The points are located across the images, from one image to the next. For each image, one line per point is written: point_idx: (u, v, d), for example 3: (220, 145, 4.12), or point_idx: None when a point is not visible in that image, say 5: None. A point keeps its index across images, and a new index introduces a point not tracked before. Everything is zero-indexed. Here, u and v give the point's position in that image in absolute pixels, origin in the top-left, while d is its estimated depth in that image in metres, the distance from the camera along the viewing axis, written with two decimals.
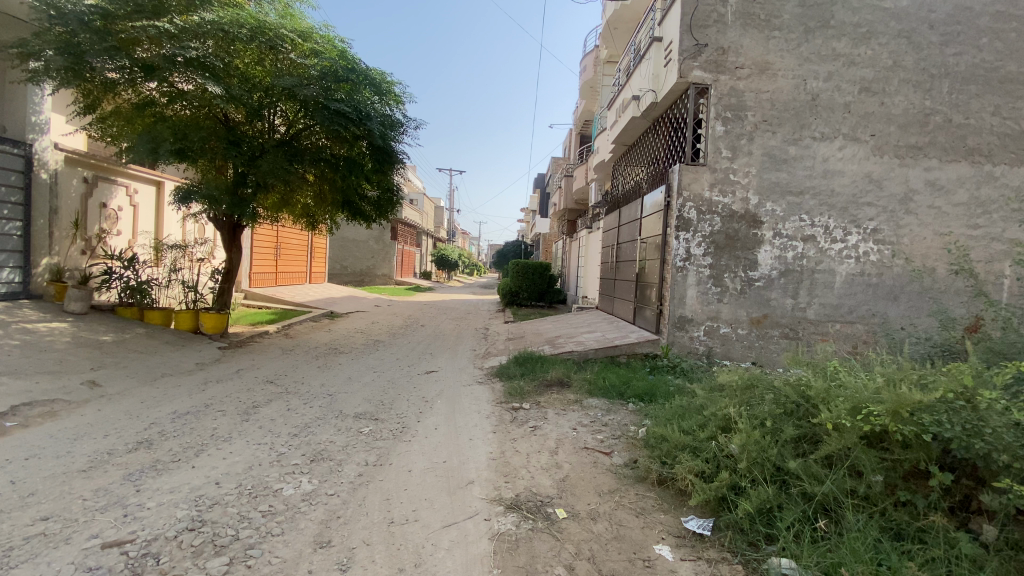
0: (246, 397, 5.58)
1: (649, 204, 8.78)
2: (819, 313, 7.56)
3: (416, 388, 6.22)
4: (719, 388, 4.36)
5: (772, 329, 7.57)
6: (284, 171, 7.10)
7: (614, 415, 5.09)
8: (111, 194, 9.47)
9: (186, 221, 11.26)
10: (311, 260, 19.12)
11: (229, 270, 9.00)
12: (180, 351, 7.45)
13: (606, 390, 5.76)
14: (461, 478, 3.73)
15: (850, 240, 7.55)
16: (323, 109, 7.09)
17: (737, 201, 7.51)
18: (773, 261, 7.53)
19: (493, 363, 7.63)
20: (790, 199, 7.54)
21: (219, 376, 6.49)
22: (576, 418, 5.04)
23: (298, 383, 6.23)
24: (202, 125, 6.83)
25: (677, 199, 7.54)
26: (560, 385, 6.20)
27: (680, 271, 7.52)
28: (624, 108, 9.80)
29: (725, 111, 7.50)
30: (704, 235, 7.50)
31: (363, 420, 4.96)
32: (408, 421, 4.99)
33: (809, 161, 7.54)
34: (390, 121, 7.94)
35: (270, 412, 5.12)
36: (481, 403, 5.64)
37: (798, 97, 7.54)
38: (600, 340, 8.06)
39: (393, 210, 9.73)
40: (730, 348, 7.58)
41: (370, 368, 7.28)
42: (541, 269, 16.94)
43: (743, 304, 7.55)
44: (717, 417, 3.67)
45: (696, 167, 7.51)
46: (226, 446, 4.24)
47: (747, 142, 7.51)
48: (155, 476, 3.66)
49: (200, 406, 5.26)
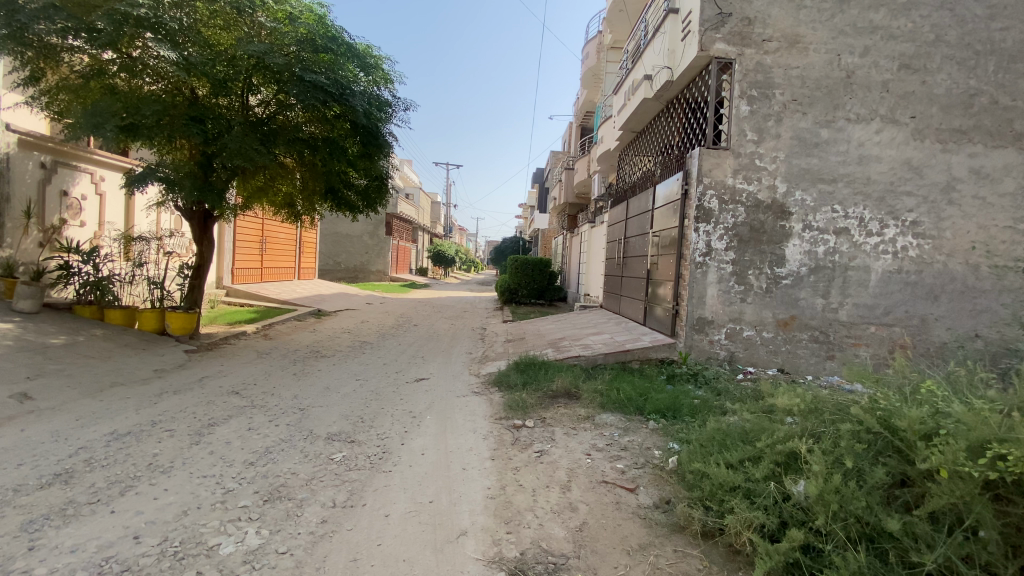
0: (202, 413, 4.77)
1: (662, 193, 8.00)
2: (852, 314, 6.82)
3: (402, 400, 5.44)
4: (767, 410, 3.61)
5: (801, 332, 6.81)
6: (254, 153, 6.26)
7: (634, 436, 4.33)
8: (73, 181, 8.64)
9: (158, 212, 10.45)
10: (300, 256, 18.31)
11: (198, 265, 8.17)
12: (139, 355, 6.63)
13: (622, 404, 4.98)
14: (451, 528, 2.95)
15: (887, 233, 6.79)
16: (298, 81, 6.28)
17: (764, 189, 6.74)
18: (801, 256, 6.77)
19: (491, 369, 6.85)
20: (822, 187, 6.76)
21: (178, 386, 5.68)
22: (588, 440, 4.27)
23: (267, 395, 5.43)
24: (160, 99, 6.00)
25: (696, 187, 6.75)
26: (568, 398, 5.42)
27: (699, 268, 6.75)
28: (634, 89, 8.97)
29: (751, 89, 6.71)
30: (727, 227, 6.73)
31: (336, 443, 4.17)
32: (391, 445, 4.20)
33: (843, 145, 6.78)
34: (376, 99, 7.15)
35: (227, 433, 4.32)
36: (476, 419, 4.85)
37: (832, 74, 6.76)
38: (609, 344, 7.27)
39: (383, 201, 8.91)
40: (755, 354, 6.81)
41: (352, 375, 6.47)
42: (541, 265, 16.15)
43: (769, 304, 6.78)
44: (775, 451, 2.94)
45: (718, 151, 6.73)
46: (163, 480, 3.45)
47: (775, 124, 6.73)
48: (59, 528, 2.88)
49: (146, 424, 4.46)
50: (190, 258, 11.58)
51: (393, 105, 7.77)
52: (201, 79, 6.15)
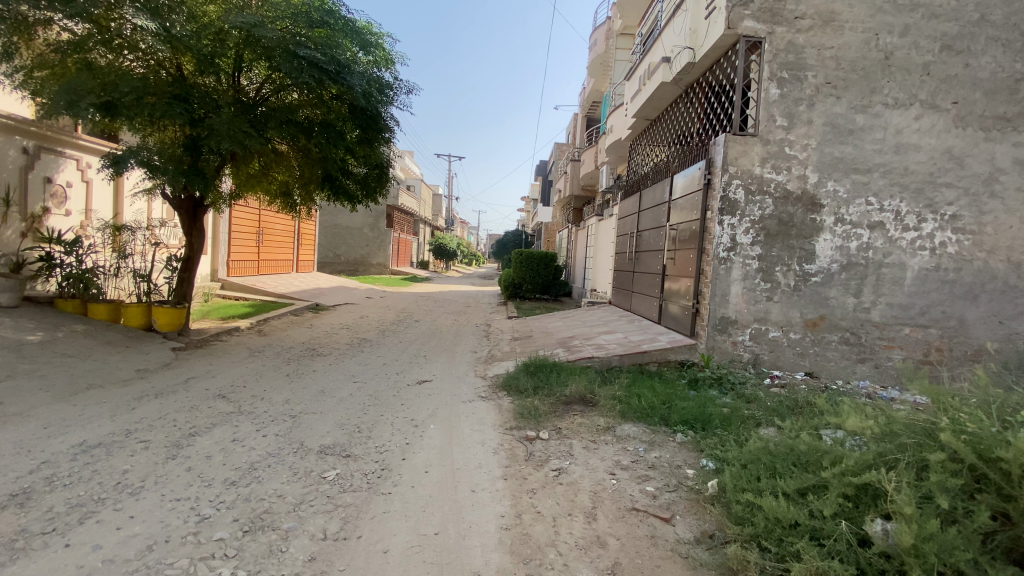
0: (183, 421, 4.33)
1: (681, 183, 7.50)
2: (885, 314, 6.35)
3: (403, 405, 5.00)
4: (821, 429, 3.16)
5: (830, 334, 6.34)
6: (243, 136, 5.80)
7: (661, 452, 3.88)
8: (57, 167, 8.15)
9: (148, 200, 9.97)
10: (298, 247, 17.84)
11: (187, 257, 7.70)
12: (121, 354, 6.18)
13: (645, 413, 4.53)
14: (461, 569, 2.51)
15: (925, 228, 6.31)
16: (291, 58, 5.81)
17: (794, 179, 6.25)
18: (833, 252, 6.29)
19: (498, 371, 6.39)
20: (856, 177, 6.27)
21: (160, 388, 5.22)
22: (611, 456, 3.82)
23: (256, 400, 4.98)
24: (140, 76, 5.54)
25: (721, 176, 6.27)
26: (583, 405, 4.96)
27: (723, 264, 6.28)
28: (650, 72, 8.43)
29: (782, 70, 6.21)
30: (753, 220, 6.25)
31: (330, 457, 3.73)
32: (390, 460, 3.75)
33: (880, 132, 6.28)
34: (375, 79, 6.68)
35: (209, 445, 3.88)
36: (485, 429, 4.41)
37: (868, 55, 6.26)
38: (624, 344, 6.81)
39: (383, 191, 8.42)
40: (781, 356, 6.34)
41: (350, 376, 6.02)
42: (546, 259, 15.68)
43: (797, 304, 6.31)
44: (844, 483, 2.52)
45: (745, 137, 6.23)
46: (131, 505, 3.01)
47: (807, 109, 6.23)
48: (2, 566, 2.43)
49: (119, 434, 4.02)
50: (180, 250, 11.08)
51: (395, 88, 7.30)
52: (186, 54, 5.68)
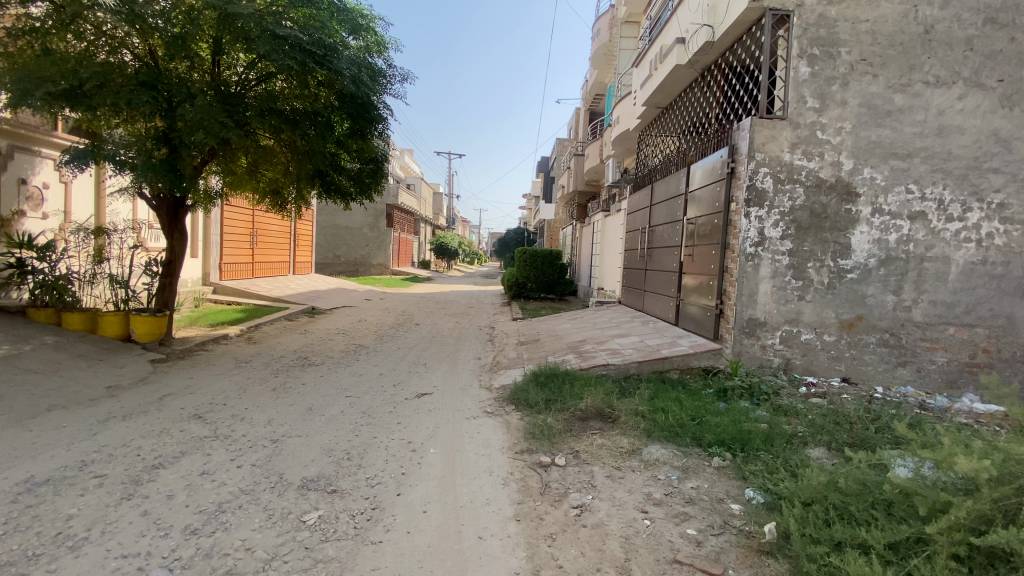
0: (148, 450, 3.80)
1: (699, 174, 6.92)
2: (927, 313, 5.78)
3: (400, 424, 4.46)
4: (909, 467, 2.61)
5: (868, 335, 5.78)
6: (220, 127, 5.25)
7: (699, 481, 3.34)
8: (32, 168, 7.62)
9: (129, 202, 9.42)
10: (295, 249, 17.34)
11: (168, 262, 7.15)
12: (93, 367, 5.66)
13: (674, 432, 3.98)
14: None
15: (970, 218, 5.73)
16: (270, 39, 5.28)
17: (826, 166, 5.69)
18: (870, 246, 5.73)
19: (504, 381, 5.85)
20: (895, 163, 5.70)
21: (130, 409, 4.69)
22: (641, 488, 3.27)
23: (235, 421, 4.44)
24: (104, 62, 5.04)
25: (747, 164, 5.70)
26: (602, 421, 4.42)
27: (750, 260, 5.71)
28: (662, 56, 7.85)
29: (813, 47, 5.64)
30: (783, 212, 5.69)
31: (313, 495, 3.19)
32: (383, 497, 3.21)
33: (920, 113, 5.71)
34: (366, 63, 6.15)
35: (173, 480, 3.34)
36: (492, 452, 3.87)
37: (906, 29, 5.68)
38: (641, 349, 6.25)
39: (379, 187, 7.86)
40: (815, 361, 5.78)
41: (342, 390, 5.46)
42: (551, 257, 15.13)
43: (831, 303, 5.75)
44: (955, 541, 2.02)
45: (773, 120, 5.67)
46: (66, 567, 2.47)
47: (841, 89, 5.66)
48: None
49: (71, 469, 3.48)
50: (157, 251, 10.49)
51: (389, 75, 6.76)
52: (155, 37, 5.18)
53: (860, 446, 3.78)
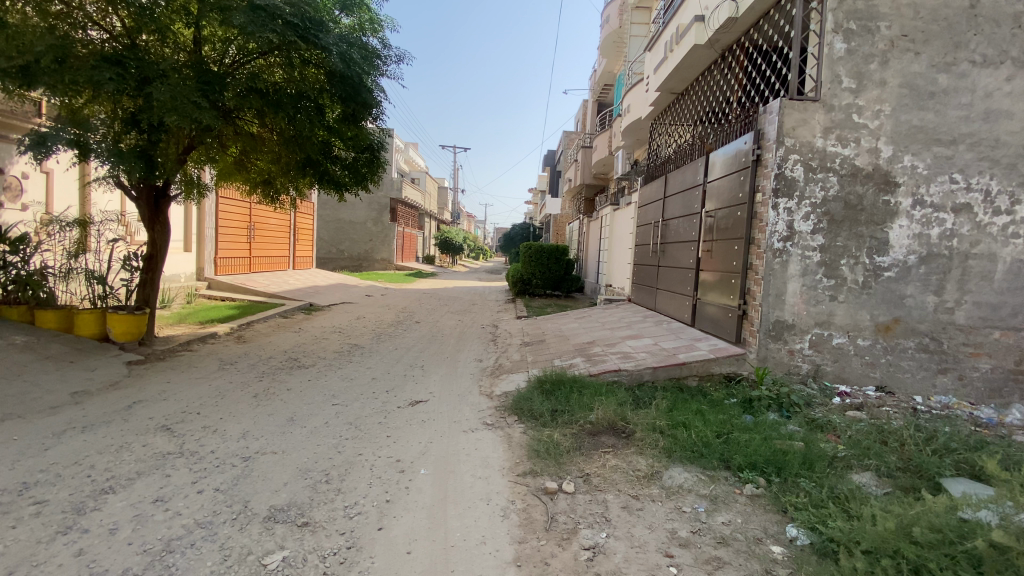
0: (102, 470, 3.35)
1: (718, 162, 6.41)
2: (971, 316, 5.22)
3: (391, 438, 4.00)
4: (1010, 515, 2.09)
5: (905, 340, 5.24)
6: (193, 107, 4.80)
7: (733, 516, 2.85)
8: (9, 156, 7.19)
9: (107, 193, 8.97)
10: (295, 243, 16.93)
11: (150, 256, 6.72)
12: (62, 370, 5.24)
13: (699, 452, 3.49)
14: None
15: (1020, 212, 5.15)
16: (247, 10, 4.84)
17: (863, 153, 5.16)
18: (909, 242, 5.19)
19: (506, 387, 5.37)
20: (938, 150, 5.15)
21: (94, 418, 4.26)
22: (664, 523, 2.79)
23: (206, 433, 3.99)
24: (65, 36, 4.61)
25: (775, 150, 5.18)
26: (615, 436, 3.93)
27: (778, 257, 5.20)
28: (679, 36, 7.31)
29: (849, 21, 5.09)
30: (815, 204, 5.17)
31: (279, 531, 2.72)
32: (361, 532, 2.74)
33: (967, 95, 5.14)
34: (356, 40, 5.69)
35: (123, 509, 2.89)
36: (490, 475, 3.39)
37: (952, 1, 5.11)
38: (656, 352, 5.77)
39: (375, 178, 7.37)
40: (847, 367, 5.27)
41: (329, 398, 5.00)
42: (558, 253, 14.60)
43: (866, 304, 5.23)
44: None
45: (805, 103, 5.15)
46: None
47: (880, 68, 5.13)
48: None
49: (8, 494, 3.03)
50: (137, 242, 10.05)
51: (384, 56, 6.25)
52: (123, 9, 4.75)
53: (915, 473, 3.27)
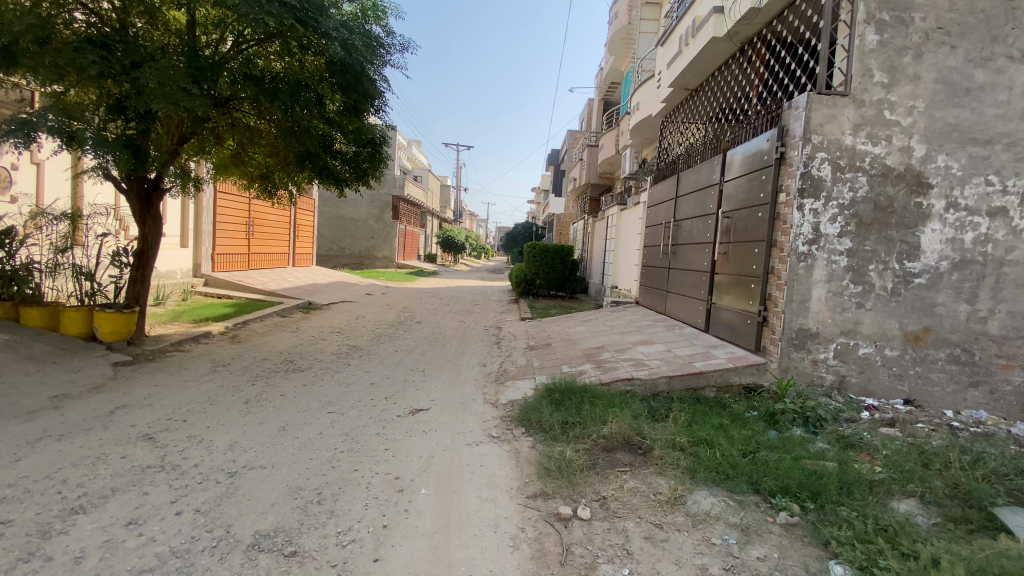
0: (74, 485, 3.07)
1: (737, 160, 6.12)
2: (1005, 326, 4.92)
3: (390, 452, 3.71)
4: None
5: (935, 350, 4.95)
6: (183, 94, 4.50)
7: (772, 550, 2.56)
8: None
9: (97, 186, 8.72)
10: (294, 240, 16.66)
11: (141, 252, 6.44)
12: (43, 371, 4.96)
13: (725, 474, 3.20)
14: None
15: None
16: None
17: (894, 152, 4.87)
18: (942, 247, 4.89)
19: (511, 395, 5.08)
20: (973, 149, 4.85)
21: (72, 425, 3.97)
22: (694, 558, 2.51)
23: (190, 445, 3.70)
24: (48, 16, 4.33)
25: (801, 147, 4.88)
26: (631, 453, 3.64)
27: (803, 261, 4.90)
28: (696, 28, 7.00)
29: (881, 11, 4.80)
30: (842, 205, 4.88)
31: (263, 564, 2.42)
32: (355, 564, 2.45)
33: (1004, 92, 4.83)
34: (357, 27, 5.42)
35: (92, 533, 2.60)
36: (497, 497, 3.09)
37: None
38: (670, 359, 5.47)
39: (377, 174, 7.07)
40: (873, 379, 4.98)
41: (324, 405, 4.71)
42: (563, 253, 14.31)
43: (894, 312, 4.94)
44: None
45: (834, 97, 4.85)
46: None
47: (913, 61, 4.83)
48: None
49: None
50: (128, 237, 9.78)
51: (387, 44, 5.97)
52: None
53: (963, 500, 2.97)
